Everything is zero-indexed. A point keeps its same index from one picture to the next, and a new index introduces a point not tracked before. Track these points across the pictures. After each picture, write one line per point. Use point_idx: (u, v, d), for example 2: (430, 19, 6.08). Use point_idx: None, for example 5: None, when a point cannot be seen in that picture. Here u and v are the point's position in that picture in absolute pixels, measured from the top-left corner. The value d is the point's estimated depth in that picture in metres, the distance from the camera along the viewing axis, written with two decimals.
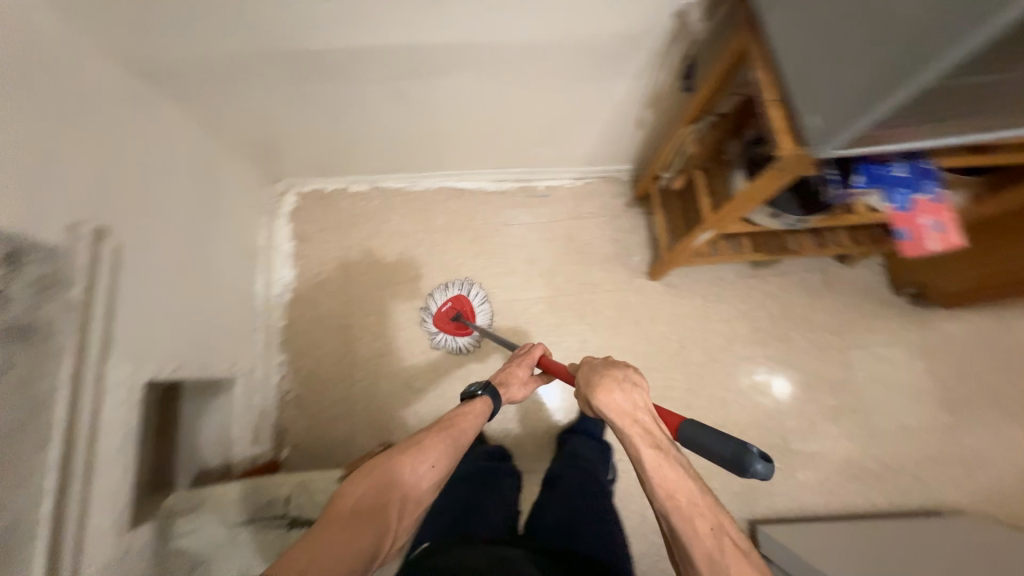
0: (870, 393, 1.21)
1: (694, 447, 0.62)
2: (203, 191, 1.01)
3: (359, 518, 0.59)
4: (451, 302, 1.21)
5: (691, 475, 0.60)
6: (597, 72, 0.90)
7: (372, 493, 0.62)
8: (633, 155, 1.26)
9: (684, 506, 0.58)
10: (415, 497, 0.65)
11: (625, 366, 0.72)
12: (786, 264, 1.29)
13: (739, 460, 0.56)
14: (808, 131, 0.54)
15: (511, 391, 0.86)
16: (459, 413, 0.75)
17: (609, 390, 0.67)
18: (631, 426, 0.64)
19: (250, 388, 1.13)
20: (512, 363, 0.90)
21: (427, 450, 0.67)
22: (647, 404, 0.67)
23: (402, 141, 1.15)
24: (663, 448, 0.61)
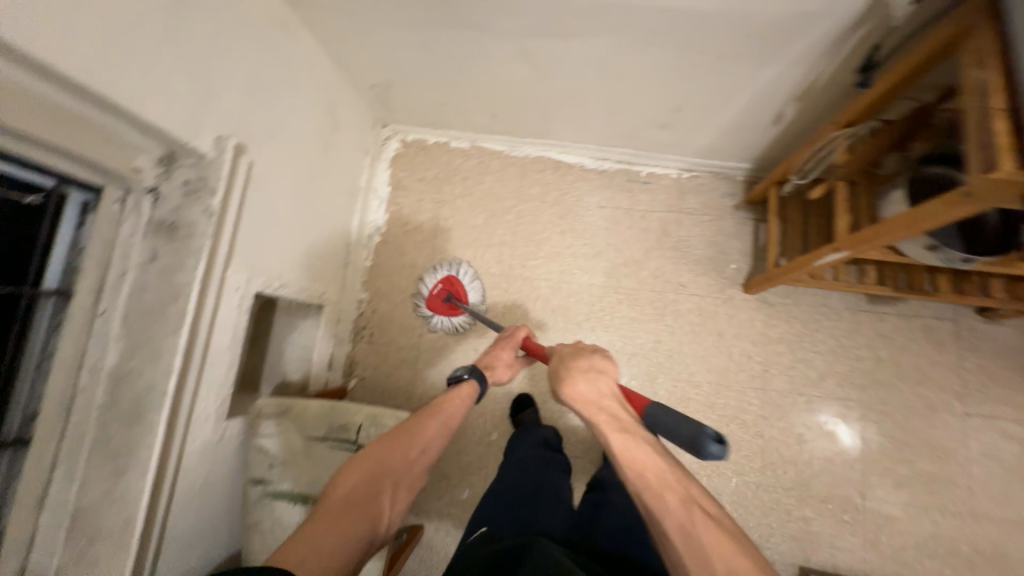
0: (982, 470, 1.05)
1: (658, 428, 0.66)
2: (323, 125, 1.05)
3: (353, 502, 0.68)
4: (441, 283, 1.17)
5: (656, 449, 0.63)
6: (752, 51, 0.80)
7: (365, 479, 0.70)
8: (757, 152, 1.14)
9: (651, 479, 0.59)
10: (407, 480, 0.74)
11: (590, 354, 0.76)
12: (911, 305, 1.13)
13: (697, 442, 0.62)
14: None
15: (493, 374, 0.91)
16: (444, 399, 0.82)
17: (573, 381, 0.71)
18: (596, 413, 0.67)
19: (332, 316, 1.20)
20: (498, 346, 0.95)
21: (416, 436, 0.76)
22: (611, 388, 0.70)
23: (514, 103, 1.12)
24: (629, 430, 0.65)
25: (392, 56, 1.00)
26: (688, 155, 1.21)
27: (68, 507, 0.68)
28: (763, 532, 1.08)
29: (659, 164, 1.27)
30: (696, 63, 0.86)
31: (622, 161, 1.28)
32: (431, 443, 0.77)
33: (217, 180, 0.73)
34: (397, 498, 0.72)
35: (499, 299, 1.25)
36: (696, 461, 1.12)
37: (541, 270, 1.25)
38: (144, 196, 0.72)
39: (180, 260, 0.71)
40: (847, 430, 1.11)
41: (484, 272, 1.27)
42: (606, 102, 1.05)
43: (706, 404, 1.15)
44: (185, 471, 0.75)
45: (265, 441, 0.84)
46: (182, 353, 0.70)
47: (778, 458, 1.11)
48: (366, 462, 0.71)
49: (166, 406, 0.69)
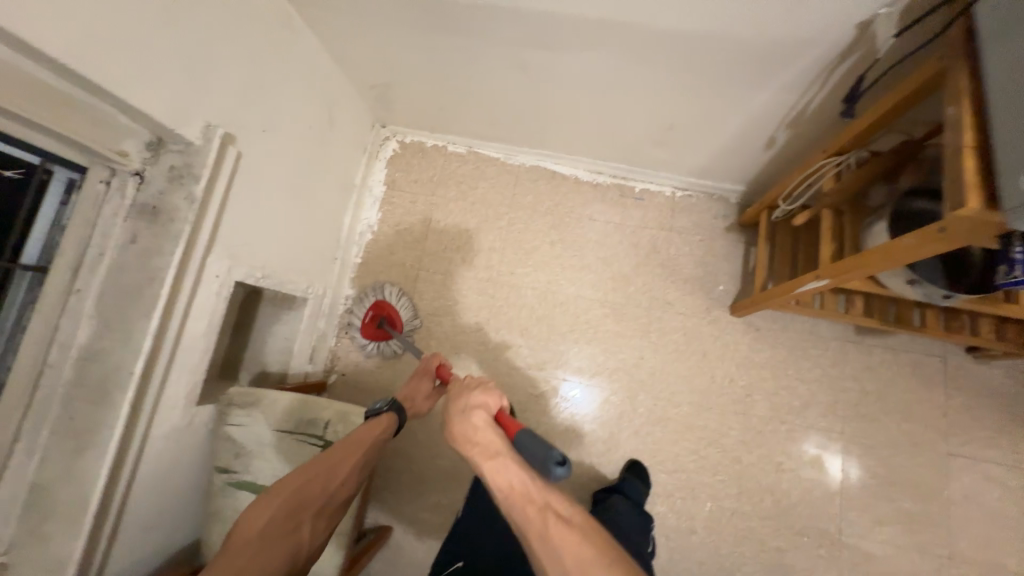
0: (964, 514, 1.03)
1: (525, 452, 0.64)
2: (320, 121, 1.06)
3: (260, 542, 0.65)
4: (371, 308, 1.18)
5: (523, 465, 0.62)
6: (742, 74, 0.80)
7: (279, 515, 0.68)
8: (750, 175, 1.14)
9: (514, 498, 0.60)
10: (326, 514, 0.73)
11: (470, 388, 0.74)
12: (899, 338, 1.11)
13: (546, 466, 0.62)
14: (1009, 193, 0.41)
15: (415, 406, 0.94)
16: (366, 428, 0.81)
17: (451, 420, 0.70)
18: (471, 448, 0.66)
19: (317, 311, 1.21)
20: (416, 377, 0.97)
21: (339, 466, 0.75)
22: (484, 417, 0.69)
23: (510, 112, 1.13)
24: (499, 453, 0.64)
25: (391, 59, 1.02)
26: (682, 173, 1.21)
27: (26, 482, 0.68)
28: (735, 561, 1.06)
29: (654, 181, 1.27)
30: (689, 84, 0.86)
31: (616, 176, 1.29)
32: (353, 474, 0.76)
33: (202, 167, 0.74)
34: (313, 533, 0.71)
35: (484, 305, 1.25)
36: (672, 482, 1.10)
37: (528, 279, 1.25)
38: (129, 178, 0.73)
39: (158, 244, 0.72)
40: (832, 460, 1.08)
41: (472, 278, 1.27)
42: (601, 117, 1.05)
43: (685, 425, 1.13)
44: (147, 455, 0.74)
45: (235, 429, 0.84)
46: (152, 335, 0.70)
47: (755, 485, 1.09)
48: (280, 498, 0.69)
49: (130, 388, 0.69)
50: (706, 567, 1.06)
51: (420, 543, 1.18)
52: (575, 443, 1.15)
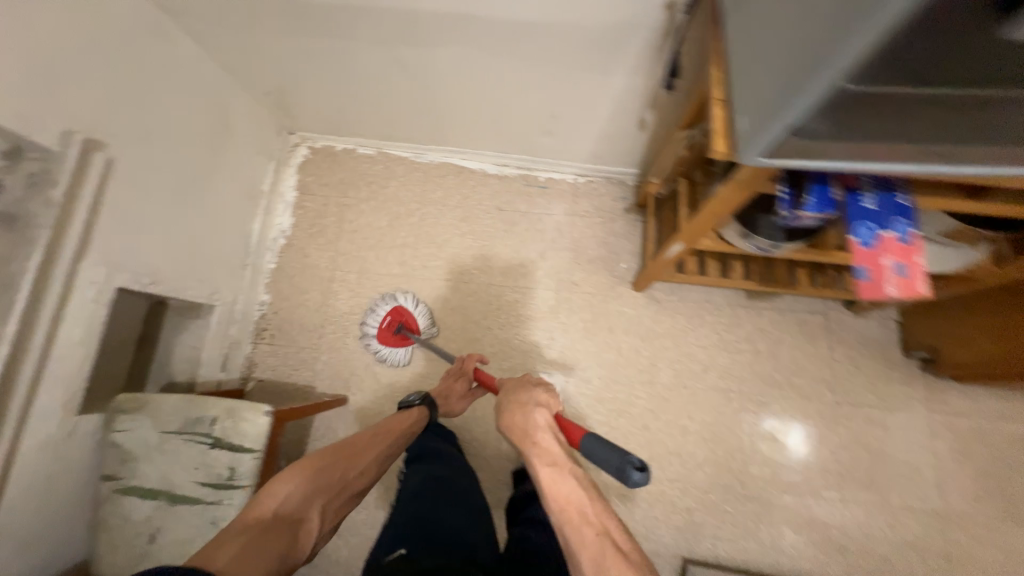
0: (852, 456, 1.10)
1: (592, 458, 0.66)
2: (214, 127, 1.08)
3: (282, 517, 0.70)
4: (390, 315, 1.19)
5: (583, 484, 0.66)
6: (591, 59, 0.87)
7: (302, 491, 0.74)
8: (638, 158, 1.21)
9: (573, 514, 0.63)
10: (334, 503, 0.77)
11: (530, 387, 0.79)
12: (785, 300, 1.19)
13: (623, 471, 0.62)
14: (739, 133, 0.49)
15: (449, 403, 1.08)
16: (391, 423, 0.93)
17: (513, 413, 0.75)
18: (531, 447, 0.70)
19: (227, 318, 1.20)
20: (452, 378, 1.09)
21: (360, 456, 0.84)
22: (546, 421, 0.73)
23: (406, 111, 1.17)
24: (558, 463, 0.68)
25: (279, 63, 1.05)
26: (579, 160, 1.27)
27: None
28: (648, 525, 1.09)
29: (556, 170, 1.33)
30: (554, 71, 0.91)
31: (521, 167, 1.34)
32: (364, 469, 0.84)
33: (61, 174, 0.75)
34: (321, 519, 0.74)
35: None
36: None
37: (441, 271, 1.29)
38: None
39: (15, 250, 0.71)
40: (747, 416, 1.14)
41: (386, 274, 1.29)
42: (489, 109, 1.10)
43: (596, 398, 1.17)
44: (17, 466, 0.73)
45: (121, 435, 0.83)
46: (10, 341, 0.70)
47: (663, 449, 1.13)
48: (303, 477, 0.75)
49: None
50: None
51: (344, 542, 1.17)
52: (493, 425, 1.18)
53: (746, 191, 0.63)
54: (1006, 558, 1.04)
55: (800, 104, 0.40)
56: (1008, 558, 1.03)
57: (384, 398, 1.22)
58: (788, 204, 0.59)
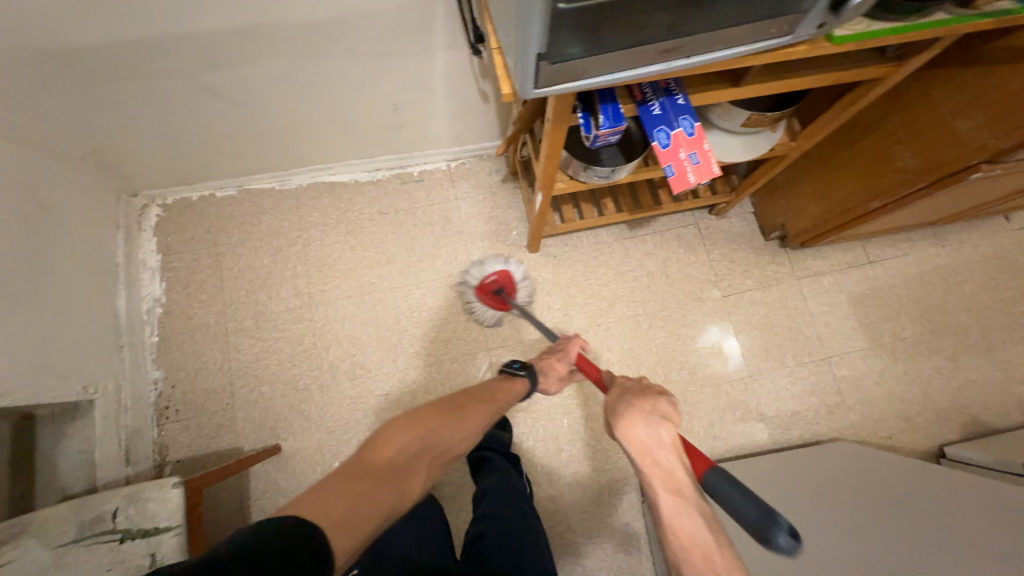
0: (749, 336, 1.25)
1: (720, 498, 0.54)
2: (31, 207, 0.96)
3: (395, 465, 0.58)
4: (498, 274, 1.19)
5: (715, 528, 0.51)
6: (409, 43, 0.89)
7: (416, 441, 0.63)
8: (498, 129, 1.26)
9: (699, 560, 0.50)
10: (445, 459, 0.66)
11: (654, 396, 0.64)
12: (661, 221, 1.31)
13: (764, 532, 0.49)
14: (512, 71, 0.54)
15: (545, 381, 0.93)
16: (496, 389, 0.82)
17: (630, 421, 0.60)
18: (651, 467, 0.56)
19: (117, 408, 1.09)
20: (552, 357, 0.95)
21: (468, 416, 0.73)
22: (673, 440, 0.58)
23: (252, 140, 1.13)
24: (683, 492, 0.54)
25: (90, 120, 0.96)
26: (445, 146, 1.30)
27: None
28: (601, 456, 1.18)
29: (427, 161, 1.35)
30: (380, 62, 0.93)
31: (392, 167, 1.34)
32: (474, 428, 0.72)
33: None
34: (430, 477, 0.62)
35: (307, 331, 1.23)
36: (530, 417, 1.20)
37: (341, 290, 1.26)
38: None
39: None
40: (659, 333, 1.25)
41: (285, 310, 1.24)
42: (335, 116, 1.09)
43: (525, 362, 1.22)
44: None
45: None
46: None
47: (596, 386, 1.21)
48: (420, 428, 0.65)
49: None
50: (581, 475, 1.17)
51: None
52: None
53: (559, 127, 0.69)
54: (881, 377, 1.24)
55: (532, 28, 0.44)
56: (882, 377, 1.23)
57: (320, 433, 1.18)
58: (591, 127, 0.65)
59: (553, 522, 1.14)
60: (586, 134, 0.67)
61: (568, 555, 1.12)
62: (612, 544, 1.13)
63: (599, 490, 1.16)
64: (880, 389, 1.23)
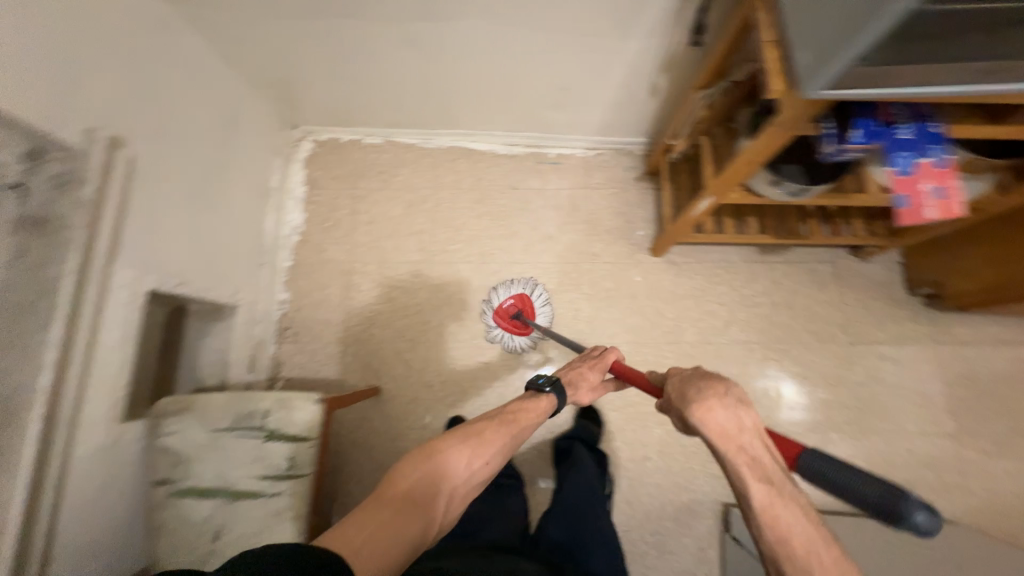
0: (869, 392, 1.17)
1: (822, 482, 0.52)
2: (223, 119, 1.06)
3: (407, 503, 0.59)
4: (515, 299, 1.21)
5: (812, 519, 0.49)
6: (607, 27, 0.89)
7: (425, 477, 0.62)
8: (648, 125, 1.25)
9: (802, 555, 0.48)
10: (463, 491, 0.65)
11: (721, 378, 0.62)
12: (797, 252, 1.25)
13: (893, 510, 0.46)
14: (798, 70, 0.52)
15: (578, 393, 0.81)
16: (521, 407, 0.75)
17: (706, 404, 0.58)
18: (736, 453, 0.54)
19: (251, 318, 1.19)
20: (583, 365, 0.86)
21: (487, 443, 0.68)
22: (754, 424, 0.56)
23: (416, 95, 1.17)
24: (775, 481, 0.51)
25: (289, 52, 1.04)
26: (588, 133, 1.30)
27: None
28: (687, 475, 1.15)
29: (565, 146, 1.35)
30: (570, 42, 0.94)
31: (530, 145, 1.36)
32: (496, 454, 0.69)
33: (90, 171, 0.74)
34: (447, 509, 0.63)
35: (423, 286, 1.27)
36: (621, 417, 1.19)
37: (461, 254, 1.29)
38: (7, 194, 0.67)
39: (48, 253, 0.70)
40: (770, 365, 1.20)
41: (406, 262, 1.29)
42: (501, 86, 1.11)
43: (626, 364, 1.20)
44: (70, 475, 0.71)
45: (169, 438, 0.81)
46: (56, 345, 0.68)
47: None
48: (433, 462, 0.63)
49: (40, 402, 0.66)
50: (664, 489, 1.14)
51: None
52: None
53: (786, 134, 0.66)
54: (1012, 468, 1.12)
55: (873, 30, 0.43)
56: (1014, 468, 1.12)
57: (419, 385, 1.22)
58: (834, 139, 0.64)
59: (627, 526, 1.13)
60: (824, 147, 0.65)
61: (635, 563, 1.11)
62: (683, 564, 1.11)
63: (679, 508, 1.13)
64: (1010, 481, 1.12)
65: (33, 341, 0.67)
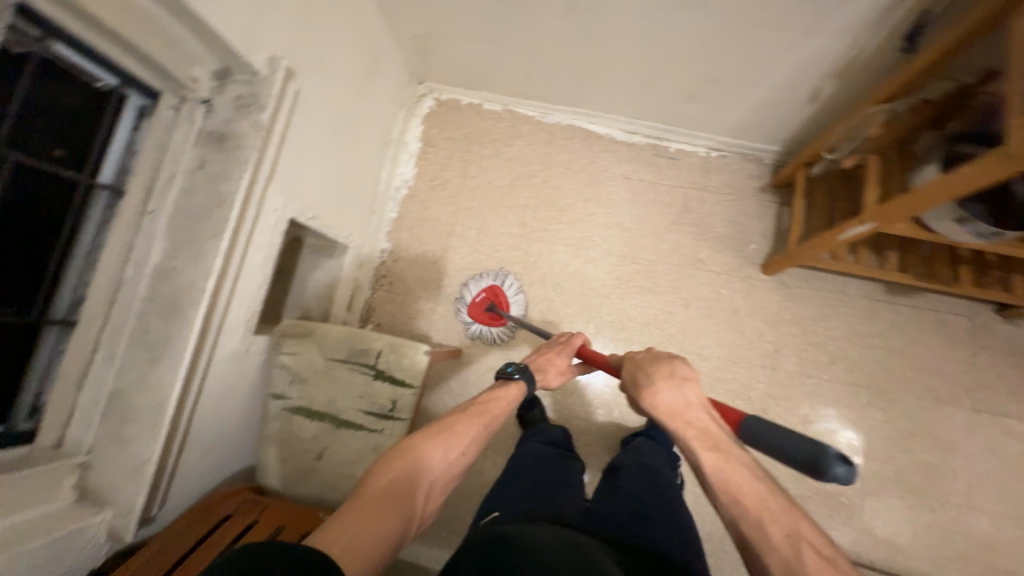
0: (983, 465, 1.07)
1: (760, 444, 0.58)
2: (366, 64, 1.07)
3: (388, 496, 0.55)
4: (485, 291, 1.20)
5: (757, 474, 0.52)
6: (798, 19, 0.81)
7: (405, 467, 0.58)
8: (790, 133, 1.15)
9: (751, 509, 0.50)
10: (442, 483, 0.62)
11: (669, 359, 0.69)
12: (928, 298, 1.14)
13: (818, 463, 0.52)
14: None
15: (546, 376, 0.84)
16: (490, 397, 0.74)
17: (655, 388, 0.65)
18: (685, 427, 0.60)
19: (355, 261, 1.24)
20: (551, 351, 0.88)
21: (461, 433, 0.66)
22: (698, 399, 0.63)
23: (552, 69, 1.14)
24: (721, 445, 0.56)
25: (441, 11, 1.02)
26: (718, 132, 1.23)
27: (103, 390, 0.70)
28: None
29: (687, 141, 1.29)
30: (746, 32, 0.87)
31: (650, 136, 1.30)
32: (470, 444, 0.66)
33: (267, 97, 0.75)
34: (428, 501, 0.59)
35: (518, 259, 1.27)
36: None
37: (562, 235, 1.27)
38: (197, 106, 0.75)
39: (226, 169, 0.74)
40: (873, 413, 1.11)
41: (505, 234, 1.29)
42: (648, 71, 1.05)
43: (713, 378, 1.16)
44: (211, 375, 0.77)
45: (290, 358, 0.86)
46: (221, 256, 0.73)
47: None
48: (409, 455, 0.60)
49: (202, 305, 0.71)
50: None
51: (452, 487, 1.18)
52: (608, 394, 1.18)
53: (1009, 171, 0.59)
54: None
55: None
56: None
57: (499, 355, 1.24)
58: None
59: None
60: None
61: None
62: None
63: None
64: None
65: (205, 248, 0.72)
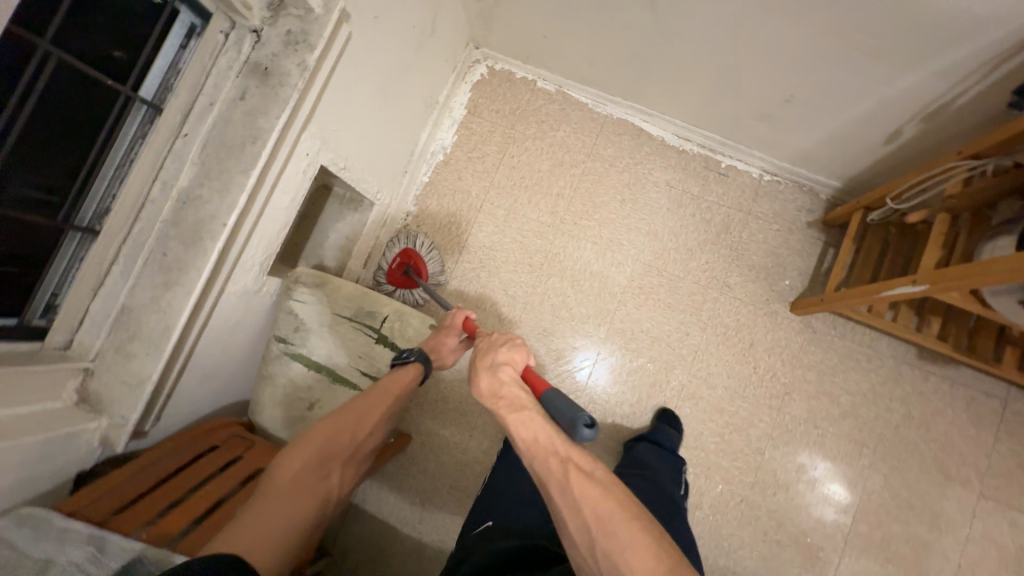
0: (977, 552, 1.02)
1: (550, 408, 0.67)
2: (426, 19, 1.03)
3: (296, 488, 0.66)
4: (398, 257, 1.13)
5: (545, 418, 0.63)
6: (899, 48, 0.73)
7: (313, 459, 0.69)
8: (856, 170, 1.07)
9: (538, 449, 0.60)
10: (352, 462, 0.75)
11: (496, 346, 0.75)
12: (960, 372, 1.08)
13: (574, 425, 0.63)
14: None
15: (439, 358, 0.87)
16: (391, 379, 0.79)
17: (475, 376, 0.71)
18: (497, 402, 0.66)
19: (380, 219, 1.22)
20: (439, 331, 0.88)
21: (365, 418, 0.76)
22: (510, 376, 0.70)
23: (618, 59, 1.08)
24: (525, 407, 0.65)
25: None
26: (776, 156, 1.15)
27: (115, 303, 0.71)
28: (732, 542, 1.07)
29: (741, 159, 1.21)
30: (836, 54, 0.79)
31: (704, 146, 1.23)
32: (375, 426, 0.78)
33: (317, 38, 0.71)
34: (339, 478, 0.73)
35: (542, 248, 1.24)
36: (688, 457, 1.11)
37: (590, 232, 1.23)
38: (247, 35, 0.73)
39: (265, 105, 0.72)
40: (873, 476, 1.07)
41: (532, 220, 1.26)
42: (718, 78, 0.98)
43: (715, 407, 1.13)
44: (220, 309, 0.78)
45: (298, 305, 0.86)
46: (247, 193, 0.72)
47: (772, 479, 1.09)
48: (312, 447, 0.69)
49: (221, 239, 0.71)
50: (704, 543, 1.07)
51: (434, 458, 1.20)
52: (603, 401, 1.16)
53: None
54: None
55: None
56: None
57: None
58: None
59: None
60: None
61: None
62: None
63: (709, 568, 1.07)
64: None
65: (233, 183, 0.71)
